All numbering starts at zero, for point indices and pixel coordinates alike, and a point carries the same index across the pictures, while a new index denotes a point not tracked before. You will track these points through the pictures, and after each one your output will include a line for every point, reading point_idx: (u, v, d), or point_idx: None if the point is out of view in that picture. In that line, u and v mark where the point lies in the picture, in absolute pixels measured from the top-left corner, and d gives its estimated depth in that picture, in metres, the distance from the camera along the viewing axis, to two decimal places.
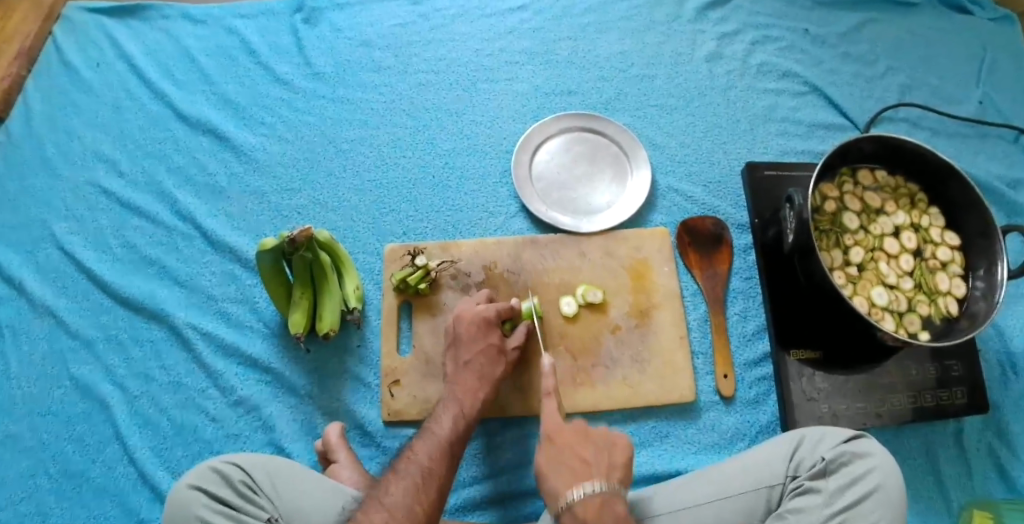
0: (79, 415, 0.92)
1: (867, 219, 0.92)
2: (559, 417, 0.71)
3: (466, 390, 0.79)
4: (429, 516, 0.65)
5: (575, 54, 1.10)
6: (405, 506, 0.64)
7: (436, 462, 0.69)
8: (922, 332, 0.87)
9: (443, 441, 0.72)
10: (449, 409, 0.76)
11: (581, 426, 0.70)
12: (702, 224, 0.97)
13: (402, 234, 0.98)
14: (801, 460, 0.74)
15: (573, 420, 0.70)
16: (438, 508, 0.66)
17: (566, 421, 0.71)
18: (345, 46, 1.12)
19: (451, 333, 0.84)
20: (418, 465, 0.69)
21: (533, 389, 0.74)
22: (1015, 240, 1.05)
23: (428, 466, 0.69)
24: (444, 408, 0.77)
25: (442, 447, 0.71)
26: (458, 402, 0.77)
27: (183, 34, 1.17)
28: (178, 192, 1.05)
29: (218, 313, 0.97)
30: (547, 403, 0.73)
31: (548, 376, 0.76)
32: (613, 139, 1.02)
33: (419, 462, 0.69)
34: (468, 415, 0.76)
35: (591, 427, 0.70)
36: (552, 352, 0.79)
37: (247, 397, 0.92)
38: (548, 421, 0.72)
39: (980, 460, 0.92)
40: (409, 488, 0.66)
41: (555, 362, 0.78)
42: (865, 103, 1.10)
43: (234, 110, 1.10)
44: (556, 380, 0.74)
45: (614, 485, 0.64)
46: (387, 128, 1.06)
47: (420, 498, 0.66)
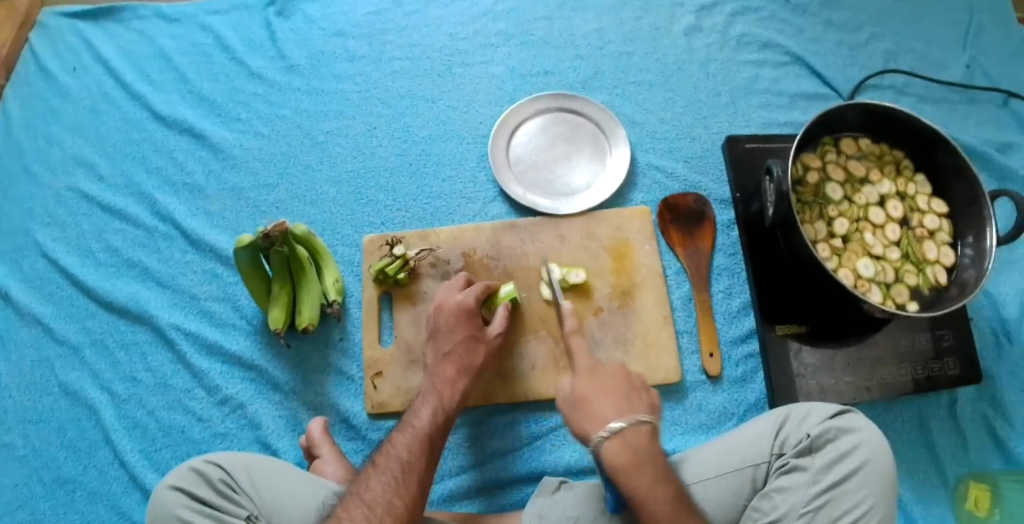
0: (68, 421, 0.92)
1: (852, 189, 0.90)
2: (625, 446, 0.64)
3: (446, 381, 0.78)
4: (409, 509, 0.65)
5: (551, 33, 1.08)
6: (386, 501, 0.64)
7: (415, 455, 0.69)
8: (910, 303, 0.85)
9: (424, 433, 0.71)
10: (430, 400, 0.76)
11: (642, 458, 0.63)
12: (684, 201, 0.95)
13: (380, 224, 0.97)
14: (786, 437, 0.73)
15: (641, 450, 0.64)
16: (418, 501, 0.66)
17: (634, 449, 0.63)
18: (319, 37, 1.11)
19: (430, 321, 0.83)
20: (397, 458, 0.68)
21: (591, 405, 0.67)
22: (1006, 206, 1.02)
23: (408, 459, 0.68)
24: (425, 400, 0.76)
25: (423, 439, 0.71)
26: (438, 393, 0.76)
27: (157, 34, 1.16)
28: (158, 193, 1.04)
29: (201, 312, 0.97)
30: (612, 427, 0.64)
31: (613, 395, 0.68)
32: (591, 118, 1.00)
33: (399, 455, 0.68)
34: (449, 405, 0.76)
35: (656, 453, 0.65)
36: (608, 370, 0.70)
37: (232, 395, 0.92)
38: (613, 446, 0.63)
39: (975, 430, 0.91)
40: (391, 482, 0.66)
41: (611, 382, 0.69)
42: (849, 72, 1.07)
43: (211, 108, 1.09)
44: (620, 404, 0.67)
45: None
46: (363, 118, 1.05)
47: (401, 491, 0.65)
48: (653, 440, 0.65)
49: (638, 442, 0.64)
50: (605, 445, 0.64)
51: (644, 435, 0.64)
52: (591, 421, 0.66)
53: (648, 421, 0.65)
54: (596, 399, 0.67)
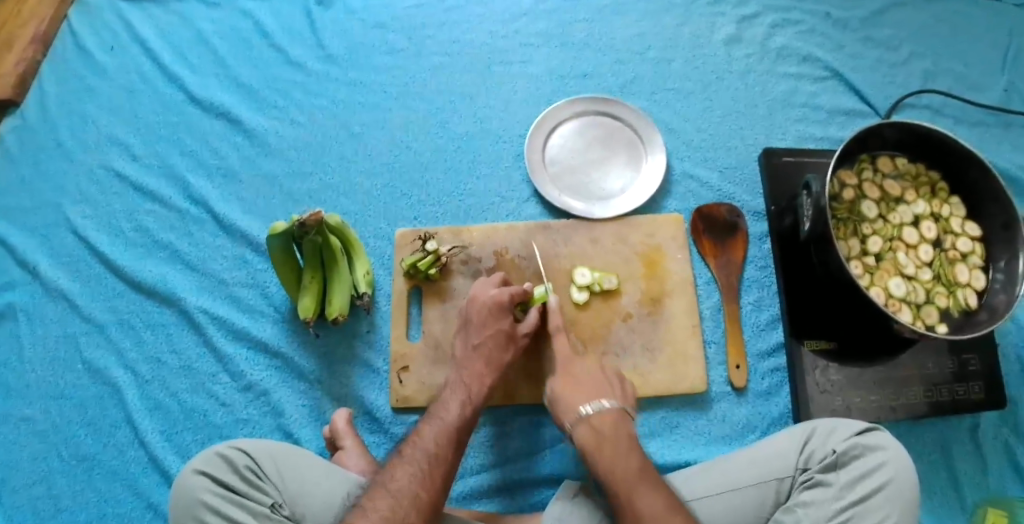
0: (91, 398, 0.93)
1: (886, 207, 0.91)
2: (594, 426, 0.73)
3: (473, 376, 0.78)
4: (433, 502, 0.65)
5: (591, 36, 1.07)
6: (412, 490, 0.64)
7: (442, 448, 0.69)
8: (939, 324, 0.86)
9: (448, 428, 0.71)
10: (457, 395, 0.76)
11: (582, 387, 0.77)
12: (718, 212, 0.94)
13: (412, 218, 0.96)
14: (812, 452, 0.74)
15: (611, 433, 0.72)
16: (442, 495, 0.66)
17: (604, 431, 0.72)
18: (360, 29, 1.09)
19: (463, 314, 0.84)
20: (423, 449, 0.69)
21: (568, 393, 0.77)
22: None
23: (434, 451, 0.69)
24: (450, 394, 0.76)
25: (449, 433, 0.71)
26: (462, 388, 0.77)
27: (197, 18, 1.14)
28: (191, 176, 1.04)
29: (228, 297, 0.98)
30: (580, 412, 0.74)
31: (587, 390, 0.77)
32: (627, 123, 0.99)
33: (423, 448, 0.69)
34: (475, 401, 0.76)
35: (625, 432, 0.72)
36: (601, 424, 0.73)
37: (256, 382, 0.92)
38: (585, 429, 0.73)
39: (996, 456, 0.91)
40: (416, 474, 0.66)
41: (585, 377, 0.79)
42: (887, 90, 1.07)
43: (249, 95, 1.07)
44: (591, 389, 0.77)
45: (648, 497, 0.64)
46: (399, 111, 1.03)
47: (426, 482, 0.66)
48: (620, 422, 0.73)
49: (613, 427, 0.72)
50: (580, 428, 0.73)
51: (611, 416, 0.74)
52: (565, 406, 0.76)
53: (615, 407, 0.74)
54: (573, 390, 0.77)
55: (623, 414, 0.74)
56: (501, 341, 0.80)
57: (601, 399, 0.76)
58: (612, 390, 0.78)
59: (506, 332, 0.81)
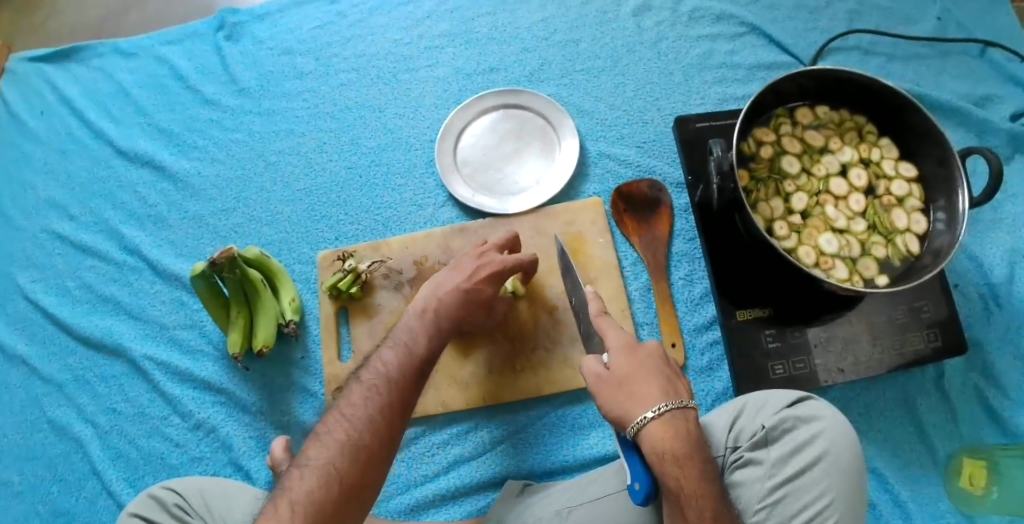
0: (59, 455, 0.96)
1: (810, 160, 0.86)
2: (666, 430, 0.59)
3: (392, 366, 0.66)
4: (361, 473, 0.57)
5: (495, 28, 1.05)
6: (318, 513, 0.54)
7: (379, 410, 0.61)
8: (879, 277, 0.81)
9: (362, 436, 0.59)
10: (373, 390, 0.63)
11: (644, 377, 0.63)
12: (637, 189, 0.92)
13: (334, 239, 0.97)
14: (741, 430, 0.71)
15: (687, 438, 0.59)
16: (374, 462, 0.58)
17: (684, 436, 0.59)
18: (268, 57, 1.09)
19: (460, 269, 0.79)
20: (330, 464, 0.57)
21: (637, 386, 0.62)
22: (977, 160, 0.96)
23: (370, 416, 0.60)
24: (363, 390, 0.63)
25: (361, 442, 0.59)
26: (381, 380, 0.64)
27: (117, 71, 1.15)
28: (124, 227, 1.05)
29: (171, 340, 0.99)
30: (647, 413, 0.60)
31: (655, 378, 0.63)
32: (537, 112, 0.97)
33: (331, 462, 0.57)
34: (398, 398, 0.63)
35: (693, 436, 0.60)
36: (677, 429, 0.59)
37: (204, 419, 0.93)
38: (657, 428, 0.59)
39: (966, 403, 0.86)
40: (320, 495, 0.55)
41: (649, 363, 0.64)
42: (809, 37, 1.03)
43: (169, 138, 1.08)
44: (657, 387, 0.62)
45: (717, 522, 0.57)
46: (312, 133, 1.03)
47: (340, 488, 0.56)
48: (690, 423, 0.61)
49: (681, 429, 0.60)
50: (647, 428, 0.59)
51: (684, 417, 0.60)
52: (636, 398, 0.62)
53: (689, 405, 0.61)
54: (636, 385, 0.63)
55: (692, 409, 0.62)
56: (423, 323, 0.72)
57: (665, 401, 0.61)
58: (676, 381, 0.64)
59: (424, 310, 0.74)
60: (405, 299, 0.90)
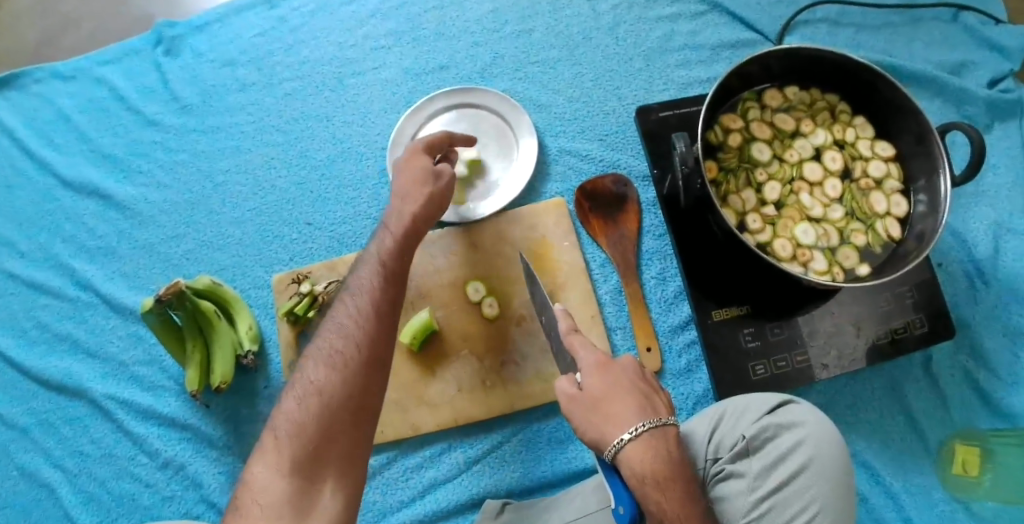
0: (35, 500, 0.90)
1: (781, 146, 0.82)
2: (643, 450, 0.55)
3: (356, 321, 0.59)
4: (366, 380, 0.56)
5: (443, 24, 1.00)
6: (309, 441, 0.53)
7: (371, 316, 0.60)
8: (860, 266, 0.77)
9: (362, 345, 0.58)
10: (339, 347, 0.57)
11: (618, 397, 0.58)
12: (601, 185, 0.88)
13: (289, 259, 0.92)
14: (721, 440, 0.67)
15: (666, 459, 0.55)
16: (377, 367, 0.57)
17: (663, 456, 0.55)
18: (209, 71, 1.03)
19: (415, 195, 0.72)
20: (331, 383, 0.55)
21: (611, 406, 0.57)
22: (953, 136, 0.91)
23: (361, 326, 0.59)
24: (327, 348, 0.58)
25: (351, 362, 0.57)
26: (347, 333, 0.58)
27: (55, 96, 1.09)
28: (75, 261, 1.00)
29: (131, 377, 0.94)
30: (623, 434, 0.55)
31: (631, 396, 0.58)
32: (493, 110, 0.92)
33: (332, 382, 0.56)
34: (381, 322, 0.60)
35: (673, 457, 0.56)
36: (656, 450, 0.55)
37: (172, 457, 0.89)
38: (635, 449, 0.55)
39: (956, 387, 0.83)
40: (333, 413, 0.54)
41: (625, 380, 0.59)
42: (775, 10, 0.98)
43: (114, 164, 1.03)
44: (631, 407, 0.57)
45: None
46: (260, 149, 0.98)
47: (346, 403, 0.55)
48: (671, 442, 0.56)
49: (660, 449, 0.55)
50: (624, 449, 0.55)
51: (663, 434, 0.56)
52: (611, 419, 0.57)
53: (670, 423, 0.57)
54: (609, 408, 0.58)
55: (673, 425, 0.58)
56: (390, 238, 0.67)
57: (642, 420, 0.56)
58: (654, 398, 0.59)
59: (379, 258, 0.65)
60: None
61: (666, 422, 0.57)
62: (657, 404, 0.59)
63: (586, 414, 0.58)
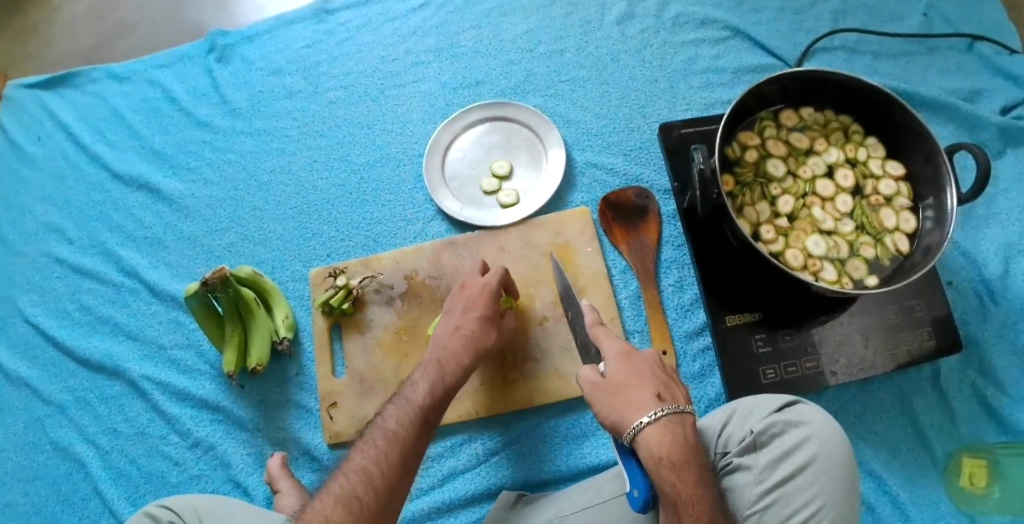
0: (57, 478, 0.95)
1: (795, 163, 0.86)
2: (661, 435, 0.59)
3: (411, 409, 0.67)
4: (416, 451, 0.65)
5: (480, 42, 1.06)
6: (366, 484, 0.60)
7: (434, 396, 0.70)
8: (869, 277, 0.80)
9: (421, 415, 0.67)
10: (387, 443, 0.63)
11: (640, 383, 0.62)
12: (625, 196, 0.92)
13: (326, 255, 0.98)
14: (730, 435, 0.70)
15: (682, 444, 0.59)
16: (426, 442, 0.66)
17: (678, 441, 0.59)
18: (258, 78, 1.11)
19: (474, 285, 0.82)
20: (391, 439, 0.64)
21: (634, 390, 0.62)
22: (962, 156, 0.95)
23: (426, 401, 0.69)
24: (376, 440, 0.64)
25: (410, 428, 0.65)
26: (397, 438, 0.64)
27: (111, 95, 1.17)
28: (121, 250, 1.06)
29: (169, 361, 1.00)
30: (642, 419, 0.59)
31: (651, 384, 0.62)
32: (524, 123, 0.98)
33: (392, 439, 0.64)
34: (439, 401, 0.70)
35: (689, 442, 0.59)
36: (672, 434, 0.59)
37: (202, 438, 0.94)
38: (654, 432, 0.59)
39: (964, 402, 0.85)
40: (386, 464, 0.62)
41: (646, 370, 0.64)
42: (795, 38, 1.02)
43: (163, 161, 1.10)
44: (650, 394, 0.61)
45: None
46: (303, 152, 1.05)
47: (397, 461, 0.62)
48: (688, 429, 0.60)
49: (677, 435, 0.59)
50: (644, 434, 0.59)
51: (679, 421, 0.60)
52: (632, 405, 0.61)
53: (688, 411, 0.61)
54: (628, 392, 0.62)
55: (690, 415, 0.61)
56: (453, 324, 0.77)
57: (659, 406, 0.60)
58: (672, 388, 0.63)
59: (437, 364, 0.73)
60: (396, 313, 0.91)
61: (684, 411, 0.61)
62: (675, 394, 0.63)
63: (609, 403, 0.62)
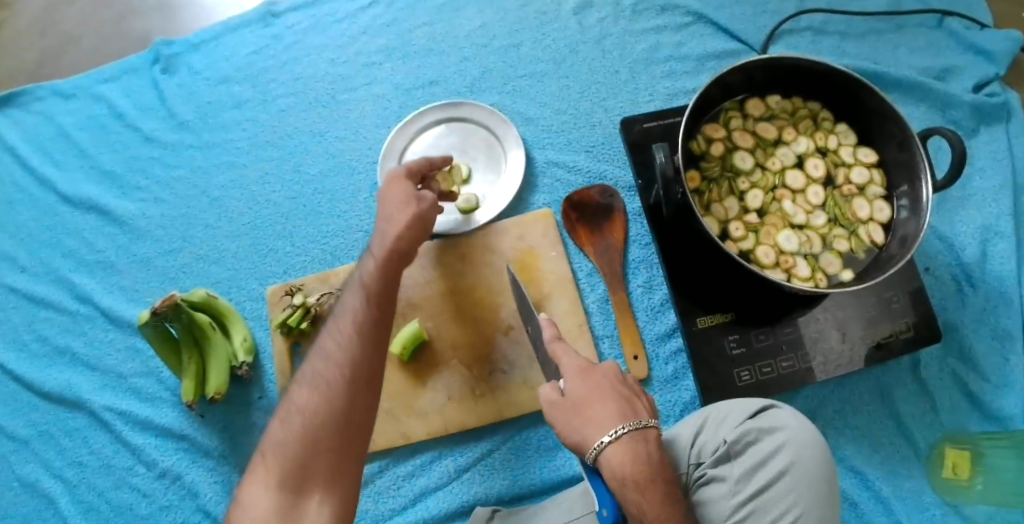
0: (40, 508, 0.91)
1: (764, 154, 0.83)
2: (623, 451, 0.56)
3: (336, 360, 0.63)
4: (351, 400, 0.61)
5: (433, 39, 1.02)
6: (301, 449, 0.58)
7: (354, 338, 0.63)
8: (844, 271, 0.77)
9: (347, 360, 0.62)
10: (317, 402, 0.60)
11: (599, 399, 0.60)
12: (588, 196, 0.89)
13: (282, 272, 0.94)
14: (703, 445, 0.68)
15: (645, 459, 0.56)
16: (361, 385, 0.62)
17: (642, 457, 0.56)
18: (205, 88, 1.06)
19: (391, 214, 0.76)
20: (319, 396, 0.60)
21: (592, 409, 0.59)
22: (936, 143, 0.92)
23: (348, 343, 0.63)
24: (303, 403, 0.61)
25: (337, 381, 0.61)
26: (339, 375, 0.61)
27: (55, 113, 1.12)
28: (74, 275, 1.02)
29: (129, 389, 0.96)
30: (603, 438, 0.57)
31: (610, 400, 0.60)
32: (481, 124, 0.94)
33: (320, 396, 0.60)
34: (365, 340, 0.64)
35: (654, 458, 0.57)
36: (635, 450, 0.56)
37: (168, 467, 0.91)
38: (616, 451, 0.56)
39: (945, 391, 0.83)
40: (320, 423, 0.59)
41: (605, 385, 0.61)
42: (759, 20, 0.99)
43: (113, 180, 1.05)
44: (610, 413, 0.58)
45: None
46: (255, 164, 1.00)
47: (328, 417, 0.59)
48: (652, 443, 0.58)
49: (640, 450, 0.57)
50: (605, 452, 0.56)
51: (642, 436, 0.57)
52: (591, 424, 0.58)
53: (651, 425, 0.59)
54: (587, 409, 0.59)
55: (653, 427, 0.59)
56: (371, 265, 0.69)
57: (620, 423, 0.58)
58: (634, 402, 0.61)
59: (359, 301, 0.67)
60: None
61: (647, 425, 0.59)
62: (638, 408, 0.60)
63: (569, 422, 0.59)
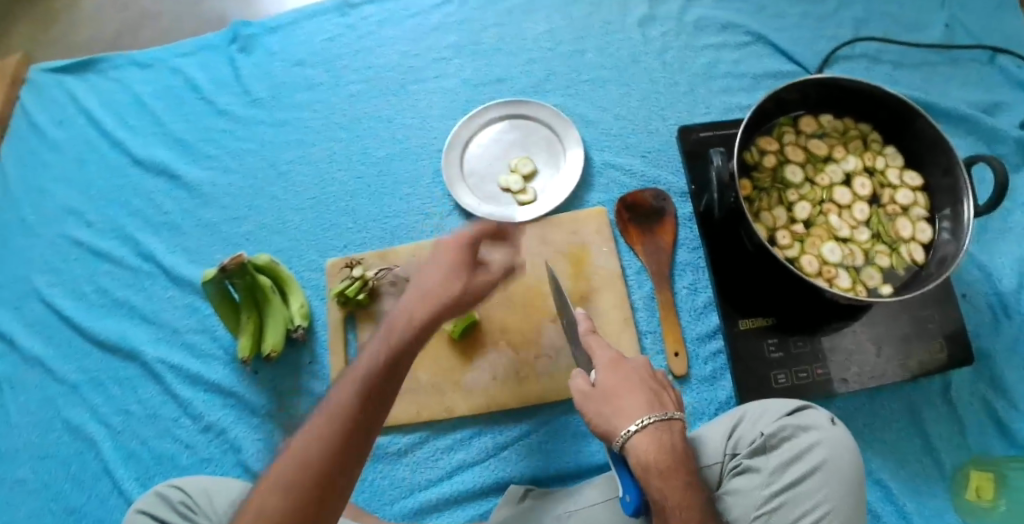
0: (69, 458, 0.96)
1: (813, 169, 0.86)
2: (645, 443, 0.59)
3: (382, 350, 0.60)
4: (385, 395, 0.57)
5: (502, 39, 1.07)
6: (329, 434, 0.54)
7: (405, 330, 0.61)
8: (884, 286, 0.80)
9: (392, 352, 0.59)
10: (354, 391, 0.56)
11: (628, 390, 0.63)
12: (641, 198, 0.93)
13: (343, 246, 0.99)
14: (740, 437, 0.71)
15: (666, 452, 0.59)
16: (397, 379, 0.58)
17: (662, 450, 0.59)
18: (279, 69, 1.11)
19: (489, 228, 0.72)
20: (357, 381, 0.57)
21: (622, 399, 0.63)
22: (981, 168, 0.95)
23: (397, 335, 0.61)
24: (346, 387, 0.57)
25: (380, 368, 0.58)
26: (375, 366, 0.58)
27: (133, 81, 1.18)
28: (139, 234, 1.07)
29: (184, 344, 1.00)
30: (629, 427, 0.60)
31: (639, 392, 0.63)
32: (542, 122, 0.99)
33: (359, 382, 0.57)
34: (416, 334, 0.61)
35: (676, 450, 0.60)
36: (657, 442, 0.59)
37: (213, 421, 0.95)
38: (641, 440, 0.59)
39: (974, 414, 0.85)
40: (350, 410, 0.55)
41: (635, 377, 0.65)
42: (817, 44, 1.03)
43: (184, 148, 1.11)
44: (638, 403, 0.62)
45: None
46: (322, 144, 1.06)
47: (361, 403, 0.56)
48: (674, 438, 0.60)
49: (663, 442, 0.60)
50: (629, 442, 0.60)
51: (665, 430, 0.60)
52: (619, 413, 0.62)
53: (675, 418, 0.62)
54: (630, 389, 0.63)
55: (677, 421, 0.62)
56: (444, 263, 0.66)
57: (645, 415, 0.61)
58: (660, 396, 0.64)
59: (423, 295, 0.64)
60: None
61: (672, 417, 0.62)
62: (665, 401, 0.64)
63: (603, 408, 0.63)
